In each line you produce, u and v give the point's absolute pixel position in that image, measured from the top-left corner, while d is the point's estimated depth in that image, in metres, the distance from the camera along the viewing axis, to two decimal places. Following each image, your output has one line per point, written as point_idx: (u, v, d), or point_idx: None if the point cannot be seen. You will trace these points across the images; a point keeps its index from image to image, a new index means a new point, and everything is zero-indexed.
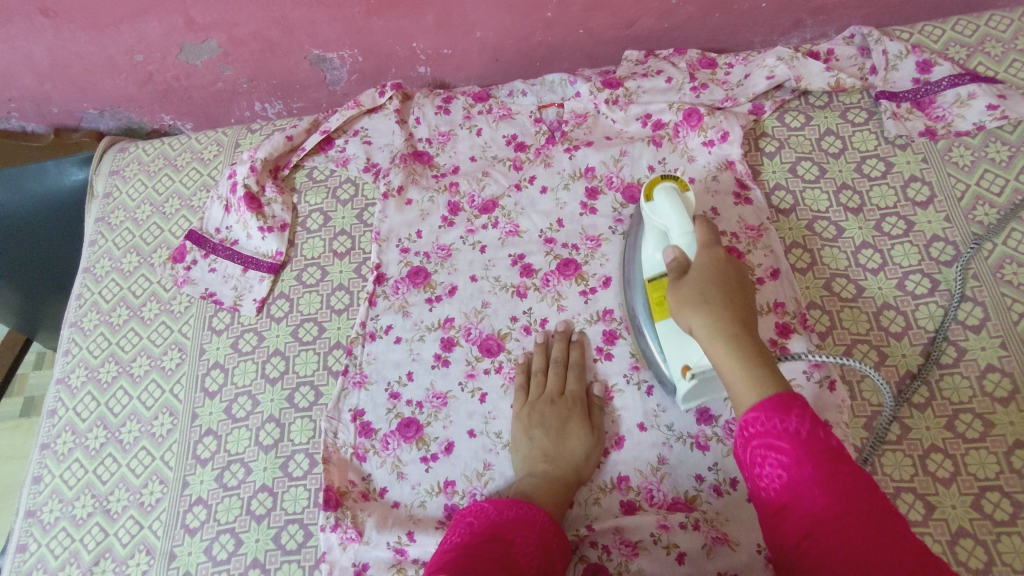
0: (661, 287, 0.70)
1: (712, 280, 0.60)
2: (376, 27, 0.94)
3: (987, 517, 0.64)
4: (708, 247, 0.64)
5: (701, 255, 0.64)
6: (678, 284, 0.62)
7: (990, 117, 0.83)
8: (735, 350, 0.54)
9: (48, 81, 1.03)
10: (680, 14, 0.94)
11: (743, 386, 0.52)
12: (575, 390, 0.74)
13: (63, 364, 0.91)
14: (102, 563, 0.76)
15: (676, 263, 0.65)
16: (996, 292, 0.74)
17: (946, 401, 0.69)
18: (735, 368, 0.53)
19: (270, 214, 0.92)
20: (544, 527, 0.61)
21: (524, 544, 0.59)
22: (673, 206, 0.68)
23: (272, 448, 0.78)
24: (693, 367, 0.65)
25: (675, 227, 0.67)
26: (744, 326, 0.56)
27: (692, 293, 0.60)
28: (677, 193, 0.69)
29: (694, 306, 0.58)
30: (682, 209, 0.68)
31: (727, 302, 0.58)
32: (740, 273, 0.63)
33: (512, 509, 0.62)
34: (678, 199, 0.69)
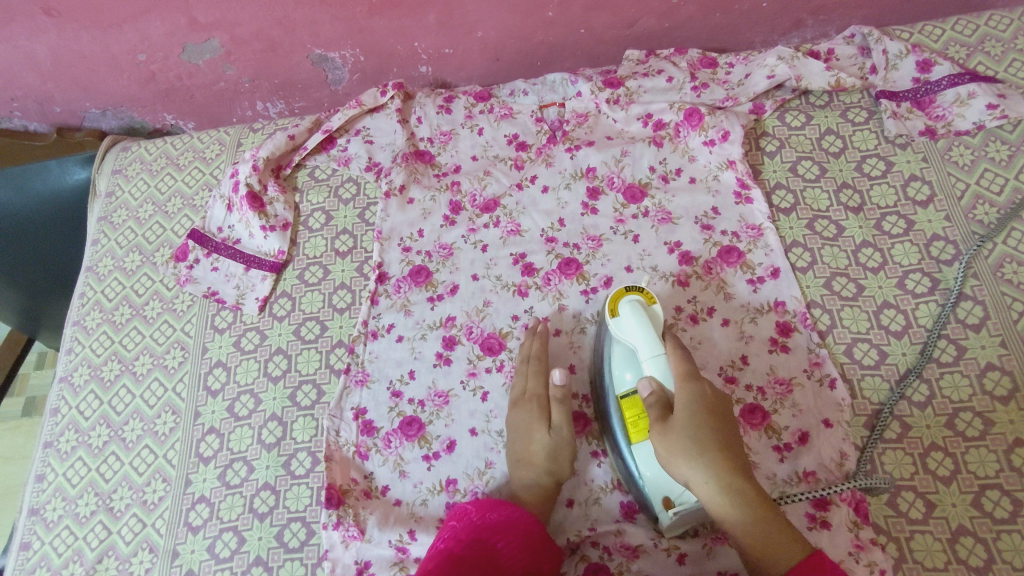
0: (635, 406, 0.65)
1: (702, 427, 0.58)
2: (377, 27, 0.95)
3: (987, 515, 0.64)
4: (686, 380, 0.61)
5: (683, 394, 0.60)
6: (665, 431, 0.59)
7: (989, 116, 0.83)
8: (740, 500, 0.55)
9: (51, 80, 1.03)
10: (681, 14, 0.95)
11: (755, 535, 0.55)
12: (537, 389, 0.74)
13: (66, 363, 0.91)
14: (105, 561, 0.76)
15: (654, 405, 0.61)
16: (996, 291, 0.74)
17: (946, 400, 0.70)
18: (742, 522, 0.55)
19: (272, 213, 0.93)
20: (529, 530, 0.63)
21: (506, 551, 0.61)
22: (640, 322, 0.65)
23: (275, 447, 0.79)
24: (675, 502, 0.62)
25: (646, 350, 0.64)
26: (744, 471, 0.57)
27: (690, 450, 0.57)
28: (643, 305, 0.67)
29: (693, 460, 0.56)
30: (649, 326, 0.65)
31: (726, 456, 0.57)
32: (723, 401, 0.61)
33: (498, 511, 0.64)
34: (644, 312, 0.66)
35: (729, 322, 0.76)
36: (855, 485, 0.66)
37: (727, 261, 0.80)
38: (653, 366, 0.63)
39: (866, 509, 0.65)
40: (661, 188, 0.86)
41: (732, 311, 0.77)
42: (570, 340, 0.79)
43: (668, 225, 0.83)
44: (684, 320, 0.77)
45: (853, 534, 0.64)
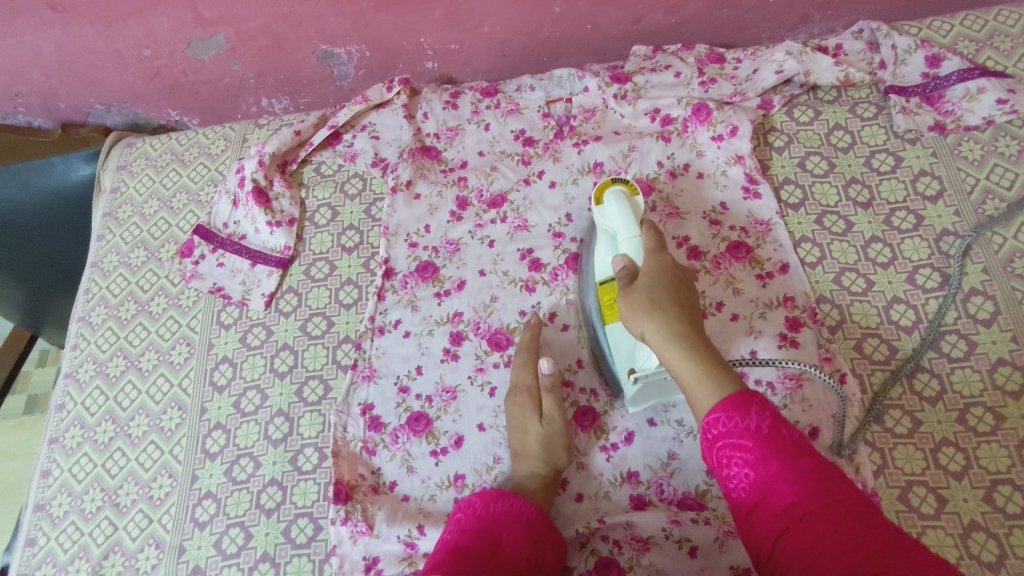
0: (612, 291, 0.70)
1: (659, 283, 0.61)
2: (384, 22, 0.94)
3: (999, 510, 0.63)
4: (657, 254, 0.64)
5: (649, 262, 0.64)
6: (629, 288, 0.62)
7: (999, 111, 0.83)
8: (690, 351, 0.55)
9: (55, 76, 1.03)
10: (688, 10, 0.94)
11: (703, 390, 0.53)
12: (526, 380, 0.74)
13: (71, 359, 0.91)
14: (112, 557, 0.76)
15: (624, 272, 0.64)
16: (1006, 286, 0.74)
17: (956, 395, 0.69)
18: (691, 370, 0.54)
19: (278, 209, 0.92)
20: (532, 520, 0.63)
21: (509, 540, 0.61)
22: (619, 206, 0.69)
23: (282, 442, 0.78)
24: (637, 370, 0.66)
25: (622, 230, 0.68)
26: (697, 329, 0.57)
27: (644, 302, 0.59)
28: (625, 193, 0.71)
29: (646, 310, 0.58)
30: (628, 208, 0.69)
31: (681, 313, 0.58)
32: (688, 276, 0.64)
33: (501, 500, 0.64)
34: (626, 200, 0.70)
35: (738, 316, 0.76)
36: (865, 480, 0.66)
37: (735, 256, 0.79)
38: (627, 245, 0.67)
39: (877, 503, 0.65)
40: (669, 183, 0.86)
41: (740, 306, 0.76)
42: (578, 336, 0.79)
43: (676, 220, 0.83)
44: None
45: None
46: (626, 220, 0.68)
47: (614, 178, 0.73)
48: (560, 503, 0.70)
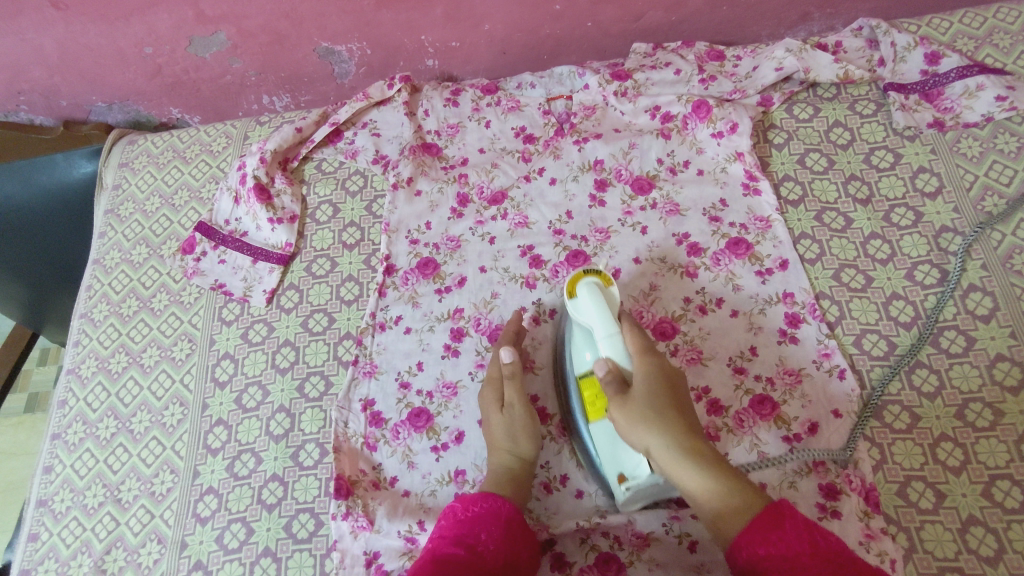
0: (593, 385, 0.67)
1: (659, 399, 0.59)
2: (384, 20, 0.94)
3: (997, 505, 0.64)
4: (642, 353, 0.63)
5: (641, 366, 0.62)
6: (627, 404, 0.60)
7: (999, 108, 0.83)
8: (708, 469, 0.55)
9: (57, 73, 1.03)
10: (687, 7, 0.95)
11: (728, 501, 0.54)
12: (493, 372, 0.74)
13: (73, 355, 0.91)
14: (114, 551, 0.76)
15: (613, 386, 0.62)
16: (1005, 282, 0.74)
17: (955, 390, 0.69)
18: (705, 487, 0.55)
19: (279, 206, 0.93)
20: (510, 519, 0.62)
21: (488, 541, 0.60)
22: (596, 302, 0.66)
23: (283, 438, 0.79)
24: (628, 477, 0.63)
25: (601, 329, 0.65)
26: (704, 442, 0.57)
27: (652, 418, 0.58)
28: (598, 285, 0.68)
29: (655, 425, 0.58)
30: (604, 302, 0.66)
31: (687, 427, 0.58)
32: (674, 371, 0.64)
33: (477, 503, 0.63)
34: (599, 292, 0.67)
35: (738, 313, 0.76)
36: (864, 474, 0.66)
37: (735, 252, 0.80)
38: (607, 346, 0.65)
39: (875, 498, 0.65)
40: (669, 180, 0.86)
41: (740, 302, 0.77)
42: None
43: (676, 217, 0.83)
44: (692, 311, 0.77)
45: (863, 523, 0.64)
46: (603, 314, 0.65)
47: (587, 268, 0.70)
48: (558, 499, 0.70)
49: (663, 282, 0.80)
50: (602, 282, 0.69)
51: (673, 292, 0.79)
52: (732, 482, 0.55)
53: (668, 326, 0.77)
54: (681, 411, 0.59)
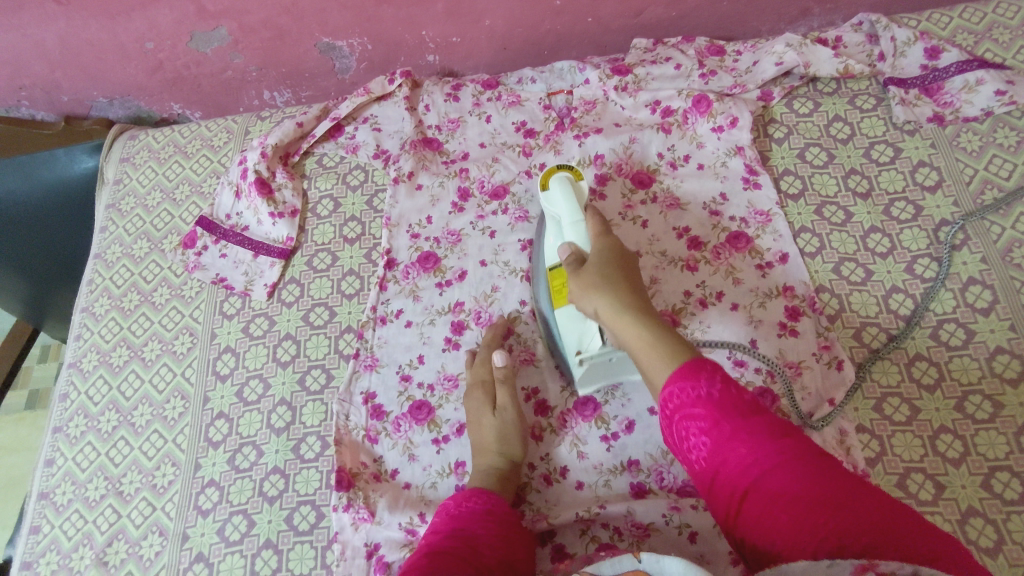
0: (561, 275, 0.71)
1: (610, 268, 0.62)
2: (385, 15, 0.95)
3: (997, 496, 0.64)
4: (602, 236, 0.67)
5: (597, 244, 0.66)
6: (582, 270, 0.63)
7: (998, 102, 0.83)
8: (645, 327, 0.57)
9: (59, 69, 1.03)
10: (688, 2, 0.95)
11: (658, 361, 0.54)
12: (482, 376, 0.75)
13: (75, 349, 0.91)
14: (115, 544, 0.76)
15: (573, 258, 0.66)
16: (1005, 275, 0.74)
17: (955, 383, 0.70)
18: (643, 339, 0.56)
19: (280, 200, 0.93)
20: (504, 519, 0.63)
21: (484, 537, 0.60)
22: (565, 193, 0.70)
23: (284, 431, 0.79)
24: (583, 350, 0.67)
25: (566, 216, 0.69)
26: (645, 303, 0.59)
27: (596, 281, 0.61)
28: (570, 178, 0.71)
29: (599, 288, 0.60)
30: (573, 197, 0.70)
31: (630, 290, 0.60)
32: (632, 257, 0.66)
33: (472, 501, 0.64)
34: (569, 185, 0.71)
35: (738, 306, 0.76)
36: (858, 462, 0.67)
37: (735, 246, 0.80)
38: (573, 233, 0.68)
39: (870, 486, 0.66)
40: (670, 174, 0.86)
41: (741, 295, 0.77)
42: None
43: (677, 211, 0.83)
44: (692, 304, 0.78)
45: None
46: (570, 206, 0.69)
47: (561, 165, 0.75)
48: (559, 491, 0.71)
49: (663, 275, 0.80)
50: (573, 176, 0.73)
51: (673, 286, 0.79)
52: (667, 331, 0.56)
53: (668, 319, 0.77)
54: (629, 280, 0.62)
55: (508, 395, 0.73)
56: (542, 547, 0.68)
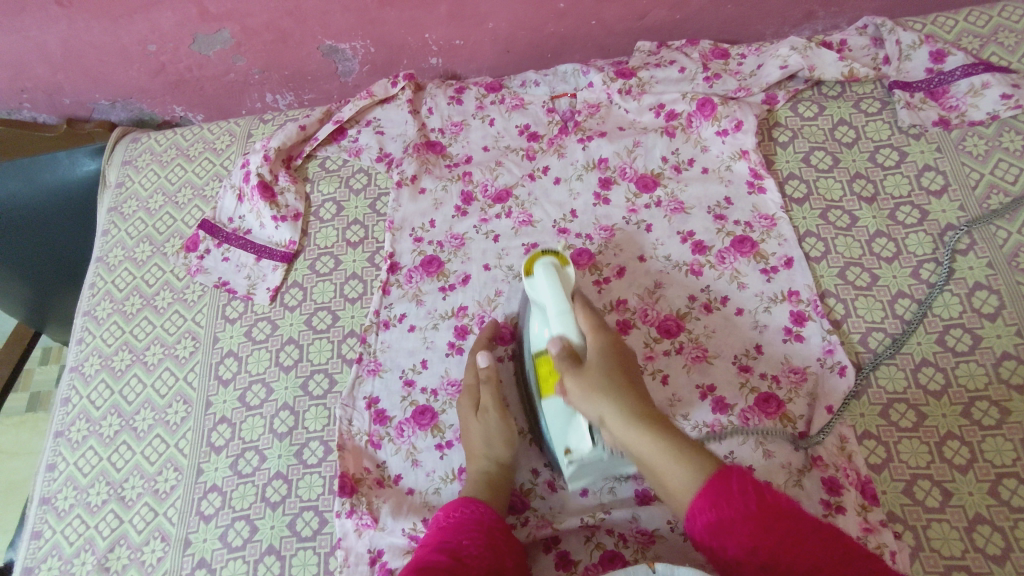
0: (548, 362, 0.67)
1: (611, 370, 0.61)
2: (388, 17, 0.94)
3: (1004, 503, 0.63)
4: (594, 331, 0.65)
5: (593, 340, 0.64)
6: (583, 373, 0.61)
7: (1004, 106, 0.83)
8: (663, 439, 0.56)
9: (61, 71, 1.03)
10: (692, 5, 0.95)
11: (683, 479, 0.55)
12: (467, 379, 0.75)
13: (76, 353, 0.91)
14: (117, 549, 0.76)
15: (566, 362, 0.62)
16: (1011, 280, 0.74)
17: (962, 388, 0.69)
18: (663, 455, 0.56)
19: (283, 203, 0.93)
20: (491, 526, 0.63)
21: (471, 546, 0.60)
22: (550, 279, 0.66)
23: (287, 436, 0.78)
24: (573, 451, 0.64)
25: (552, 307, 0.65)
26: (653, 408, 0.59)
27: (602, 390, 0.60)
28: (555, 264, 0.67)
29: (608, 397, 0.59)
30: (559, 285, 0.65)
31: (637, 395, 0.60)
32: (626, 349, 0.66)
33: (459, 510, 0.64)
34: (556, 272, 0.66)
35: (743, 311, 0.76)
36: (858, 467, 0.67)
37: (740, 251, 0.80)
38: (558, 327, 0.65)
39: (873, 491, 0.65)
40: (674, 178, 0.86)
41: (746, 300, 0.77)
42: None
43: (681, 214, 0.83)
44: (697, 309, 0.77)
45: (863, 517, 0.64)
46: (556, 298, 0.65)
47: (546, 247, 0.70)
48: (562, 497, 0.70)
49: (667, 280, 0.79)
50: (559, 261, 0.68)
51: (677, 290, 0.79)
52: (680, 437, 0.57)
53: (674, 324, 0.77)
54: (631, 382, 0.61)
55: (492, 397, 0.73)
56: (546, 553, 0.68)
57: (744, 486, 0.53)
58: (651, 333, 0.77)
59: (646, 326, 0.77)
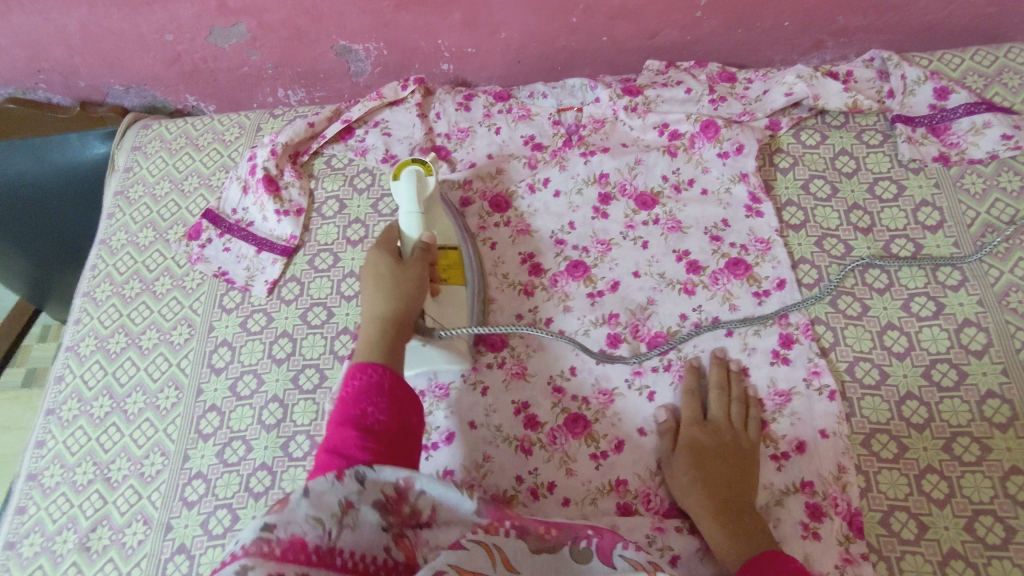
0: (453, 258, 0.79)
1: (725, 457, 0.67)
2: (403, 21, 0.96)
3: (979, 540, 0.64)
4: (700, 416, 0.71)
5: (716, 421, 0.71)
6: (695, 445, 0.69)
7: (1004, 146, 0.84)
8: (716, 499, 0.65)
9: (78, 55, 1.04)
10: (702, 28, 0.96)
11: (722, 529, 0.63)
12: (378, 269, 0.69)
13: (73, 332, 0.92)
14: (100, 530, 0.77)
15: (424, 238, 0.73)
16: (1000, 319, 0.74)
17: (944, 423, 0.70)
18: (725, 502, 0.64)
19: (287, 198, 0.94)
20: (393, 388, 0.59)
21: (377, 414, 0.57)
22: (410, 184, 0.77)
23: (274, 428, 0.79)
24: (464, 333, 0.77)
25: (405, 206, 0.76)
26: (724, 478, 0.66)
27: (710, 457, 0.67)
28: (418, 172, 0.79)
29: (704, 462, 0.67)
30: (416, 187, 0.77)
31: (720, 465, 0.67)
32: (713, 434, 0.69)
33: (354, 378, 0.59)
34: (416, 180, 0.78)
35: (732, 333, 0.77)
36: (850, 498, 0.67)
37: (734, 273, 0.80)
38: (410, 222, 0.74)
39: (818, 510, 0.66)
40: (673, 197, 0.87)
41: (736, 322, 0.78)
42: (573, 342, 0.79)
43: (678, 233, 0.84)
44: (688, 328, 0.78)
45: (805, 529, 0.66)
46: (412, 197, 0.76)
47: (415, 158, 0.81)
48: (545, 506, 0.70)
49: (660, 297, 0.80)
50: (423, 171, 0.80)
51: (669, 308, 0.79)
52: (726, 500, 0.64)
53: (663, 341, 0.78)
54: (733, 480, 0.66)
55: (415, 254, 0.71)
56: None
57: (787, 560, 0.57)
58: (642, 349, 0.78)
59: (635, 341, 0.78)
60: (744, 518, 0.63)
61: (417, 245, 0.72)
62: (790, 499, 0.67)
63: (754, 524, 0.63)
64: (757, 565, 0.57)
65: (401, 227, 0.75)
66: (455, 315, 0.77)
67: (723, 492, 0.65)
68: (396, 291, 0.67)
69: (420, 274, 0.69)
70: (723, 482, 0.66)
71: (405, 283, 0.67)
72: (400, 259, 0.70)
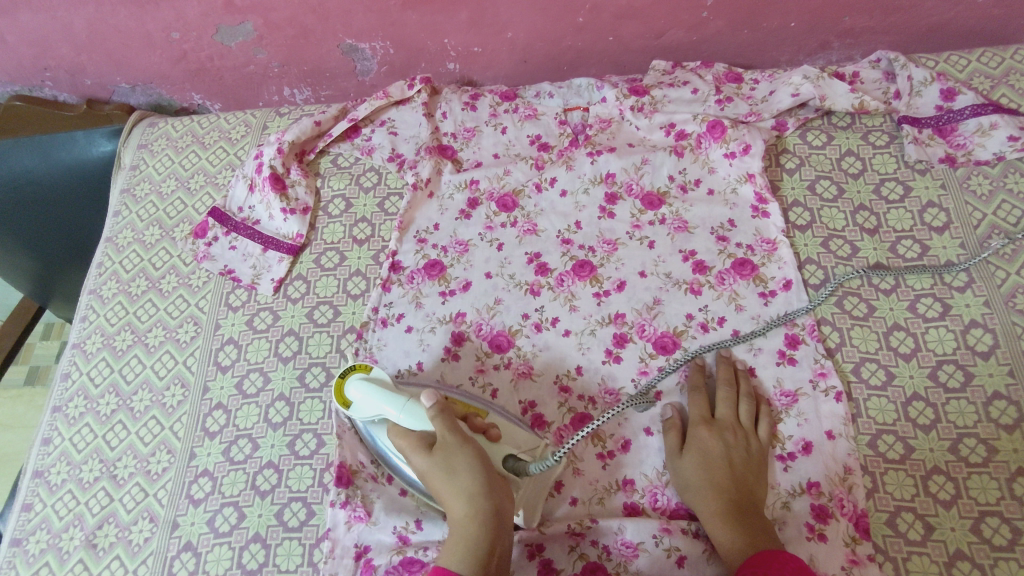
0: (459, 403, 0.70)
1: (729, 457, 0.67)
2: (409, 20, 0.96)
3: (985, 542, 0.64)
4: (708, 416, 0.71)
5: (725, 423, 0.70)
6: (700, 444, 0.69)
7: (1010, 148, 0.84)
8: (716, 501, 0.65)
9: (84, 53, 1.05)
10: (709, 28, 0.96)
11: (721, 531, 0.63)
12: (443, 469, 0.61)
13: (80, 330, 0.92)
14: (106, 527, 0.77)
15: (433, 410, 0.64)
16: (1007, 320, 0.75)
17: (950, 425, 0.70)
18: (726, 506, 0.64)
19: (293, 197, 0.94)
20: None
21: None
22: (372, 391, 0.69)
23: (281, 427, 0.79)
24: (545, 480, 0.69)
25: (393, 408, 0.66)
26: (726, 480, 0.66)
27: (713, 460, 0.67)
28: (366, 378, 0.70)
29: (706, 465, 0.67)
30: (380, 387, 0.69)
31: (726, 468, 0.67)
32: (720, 436, 0.69)
33: None
34: (372, 384, 0.69)
35: (739, 332, 0.77)
36: (856, 500, 0.67)
37: (740, 273, 0.81)
38: (409, 416, 0.66)
39: (825, 513, 0.66)
40: (679, 197, 0.87)
41: (741, 322, 0.78)
42: (579, 342, 0.79)
43: (684, 233, 0.84)
44: (694, 328, 0.78)
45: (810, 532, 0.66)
46: (383, 394, 0.68)
47: (342, 371, 0.72)
48: (551, 505, 0.71)
49: (667, 297, 0.80)
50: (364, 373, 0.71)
51: (675, 308, 0.79)
52: (723, 503, 0.64)
53: (669, 341, 0.78)
54: (738, 481, 0.66)
55: (442, 426, 0.63)
56: (530, 560, 0.68)
57: (781, 560, 0.56)
58: (648, 349, 0.77)
59: (641, 341, 0.78)
60: (750, 516, 0.63)
61: (438, 420, 0.63)
62: (794, 500, 0.68)
63: (752, 526, 0.63)
64: (756, 562, 0.57)
65: (410, 426, 0.65)
66: (517, 432, 0.69)
67: (728, 492, 0.65)
68: (466, 476, 0.61)
69: (469, 443, 0.63)
70: (730, 484, 0.66)
71: (466, 462, 0.61)
72: (439, 446, 0.63)
